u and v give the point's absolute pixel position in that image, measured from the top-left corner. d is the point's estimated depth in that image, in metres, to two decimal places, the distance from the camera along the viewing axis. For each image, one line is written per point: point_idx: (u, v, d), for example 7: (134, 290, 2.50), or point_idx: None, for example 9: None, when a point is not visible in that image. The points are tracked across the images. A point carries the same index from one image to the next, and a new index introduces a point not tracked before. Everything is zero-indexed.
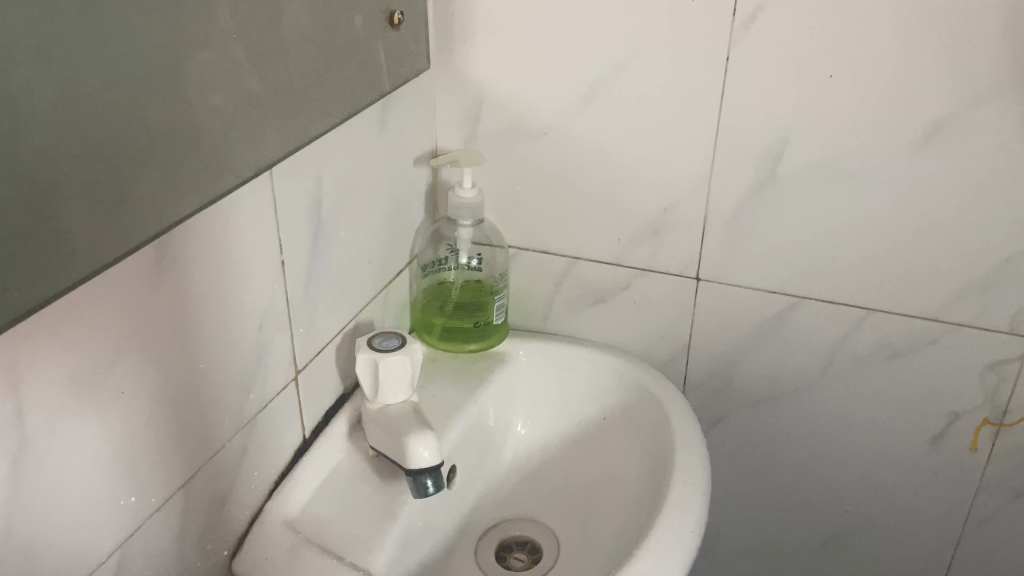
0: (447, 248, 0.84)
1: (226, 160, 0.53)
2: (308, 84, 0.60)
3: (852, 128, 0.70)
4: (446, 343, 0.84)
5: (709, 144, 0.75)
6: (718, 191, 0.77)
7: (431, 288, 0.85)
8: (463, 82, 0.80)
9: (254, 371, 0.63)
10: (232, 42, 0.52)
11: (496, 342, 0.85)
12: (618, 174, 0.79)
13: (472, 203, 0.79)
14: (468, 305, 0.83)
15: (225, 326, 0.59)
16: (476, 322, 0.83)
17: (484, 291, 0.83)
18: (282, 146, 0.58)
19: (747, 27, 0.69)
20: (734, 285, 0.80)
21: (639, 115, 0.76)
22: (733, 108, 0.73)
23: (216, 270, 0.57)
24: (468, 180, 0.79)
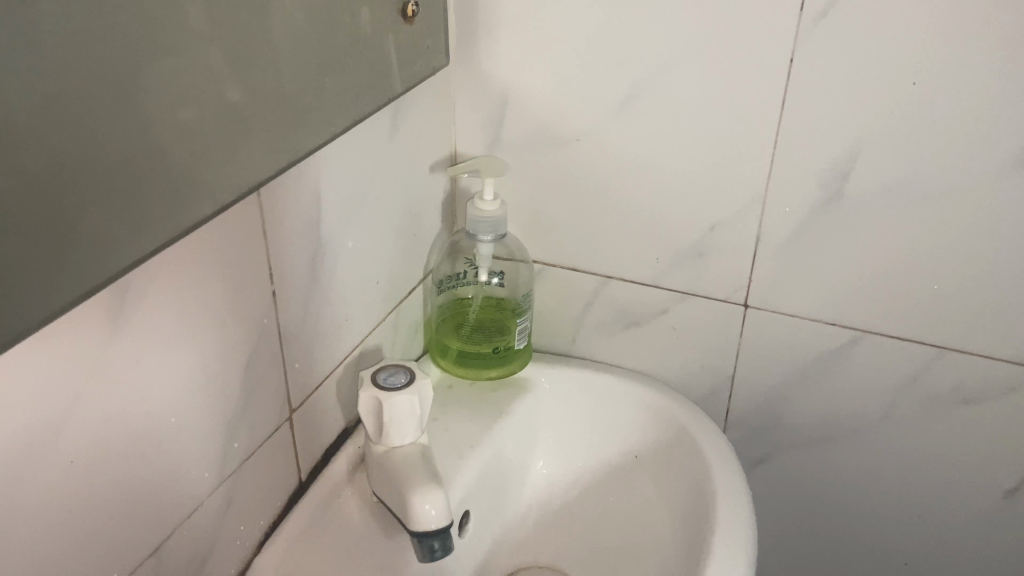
0: (466, 262, 0.76)
1: (201, 181, 0.45)
2: (302, 89, 0.52)
3: (936, 142, 0.60)
4: (461, 369, 0.76)
5: (764, 157, 0.65)
6: (774, 209, 0.67)
7: (447, 306, 0.77)
8: (487, 80, 0.71)
9: (243, 418, 0.55)
10: (208, 44, 0.43)
11: (516, 369, 0.77)
12: (659, 186, 0.70)
13: (495, 217, 0.71)
14: (487, 329, 0.75)
15: (202, 374, 0.50)
16: (495, 347, 0.75)
17: (505, 313, 0.76)
18: (270, 162, 0.50)
19: (815, 23, 0.59)
20: (787, 315, 0.71)
21: (685, 121, 0.66)
22: (795, 116, 0.63)
23: (192, 312, 0.48)
24: (491, 191, 0.71)
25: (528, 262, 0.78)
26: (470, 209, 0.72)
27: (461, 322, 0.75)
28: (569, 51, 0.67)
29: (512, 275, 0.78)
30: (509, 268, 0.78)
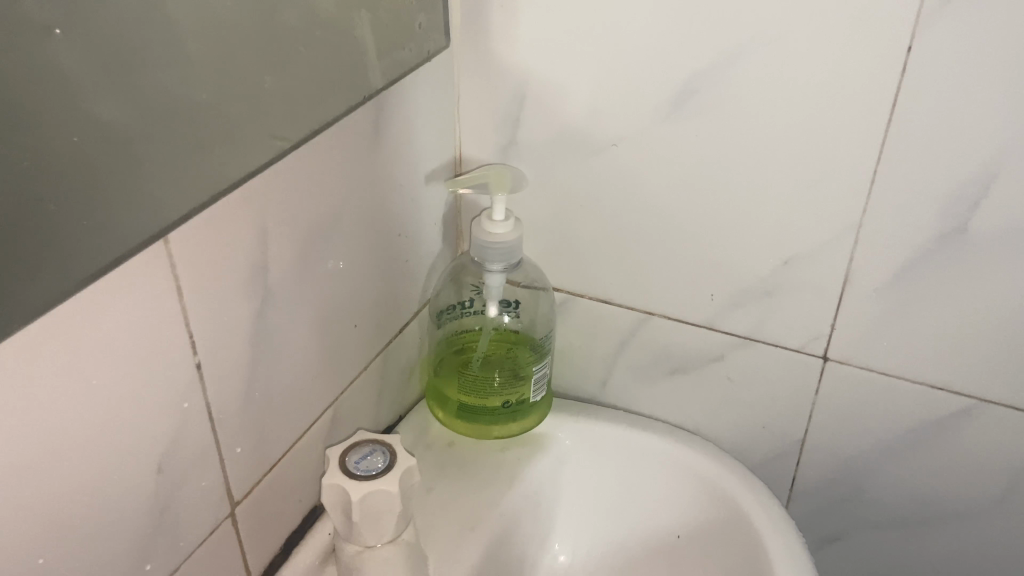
0: (472, 289, 0.62)
1: (60, 226, 0.31)
2: (224, 88, 0.38)
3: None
4: (463, 426, 0.61)
5: (862, 176, 0.50)
6: (874, 243, 0.51)
7: (448, 344, 0.62)
8: (500, 68, 0.56)
9: (154, 531, 0.40)
10: (56, 19, 0.31)
11: (532, 424, 0.62)
12: (718, 208, 0.54)
13: (507, 243, 0.57)
14: (495, 380, 0.60)
15: (77, 489, 0.35)
16: (505, 402, 0.60)
17: (518, 360, 0.60)
18: (183, 194, 0.35)
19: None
20: (879, 374, 0.55)
21: (756, 127, 0.51)
22: (908, 126, 0.47)
23: (55, 410, 0.33)
24: (503, 209, 0.57)
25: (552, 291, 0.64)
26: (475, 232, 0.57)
27: (462, 369, 0.60)
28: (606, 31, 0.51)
29: (532, 305, 0.63)
30: (528, 297, 0.63)
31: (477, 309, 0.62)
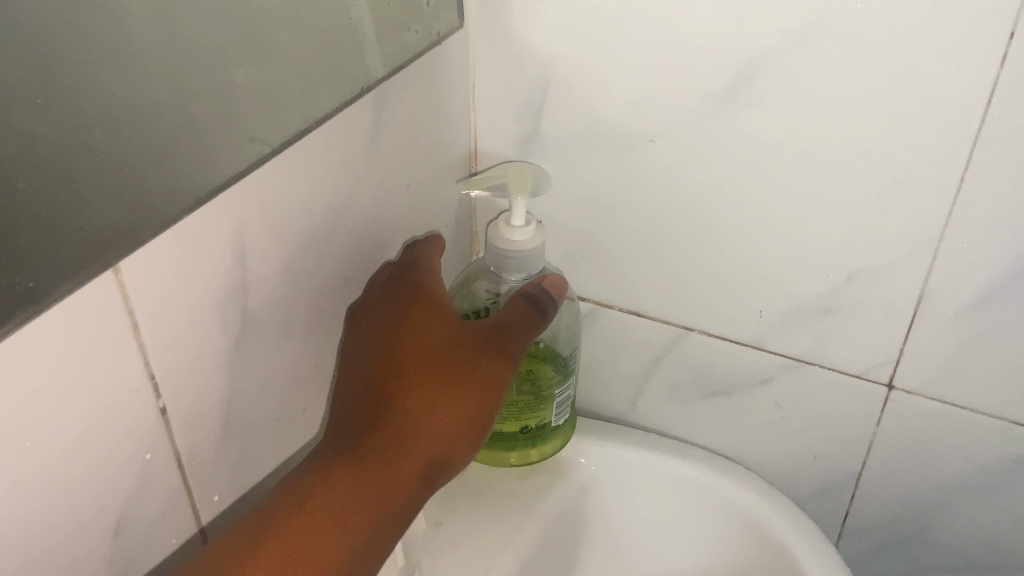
0: (489, 297, 0.53)
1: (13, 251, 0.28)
2: (205, 96, 0.34)
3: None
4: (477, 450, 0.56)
5: (944, 183, 0.42)
6: (957, 259, 0.44)
7: None
8: (522, 53, 0.49)
9: None
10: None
11: (553, 449, 0.56)
12: (772, 213, 0.48)
13: (529, 250, 0.50)
14: (510, 405, 0.53)
15: (17, 566, 0.30)
16: (523, 427, 0.54)
17: (537, 382, 0.53)
18: (156, 205, 0.31)
19: None
20: (951, 405, 0.49)
21: (817, 124, 0.44)
22: (1005, 125, 0.40)
23: None
24: (523, 213, 0.50)
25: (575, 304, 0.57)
26: (492, 238, 0.51)
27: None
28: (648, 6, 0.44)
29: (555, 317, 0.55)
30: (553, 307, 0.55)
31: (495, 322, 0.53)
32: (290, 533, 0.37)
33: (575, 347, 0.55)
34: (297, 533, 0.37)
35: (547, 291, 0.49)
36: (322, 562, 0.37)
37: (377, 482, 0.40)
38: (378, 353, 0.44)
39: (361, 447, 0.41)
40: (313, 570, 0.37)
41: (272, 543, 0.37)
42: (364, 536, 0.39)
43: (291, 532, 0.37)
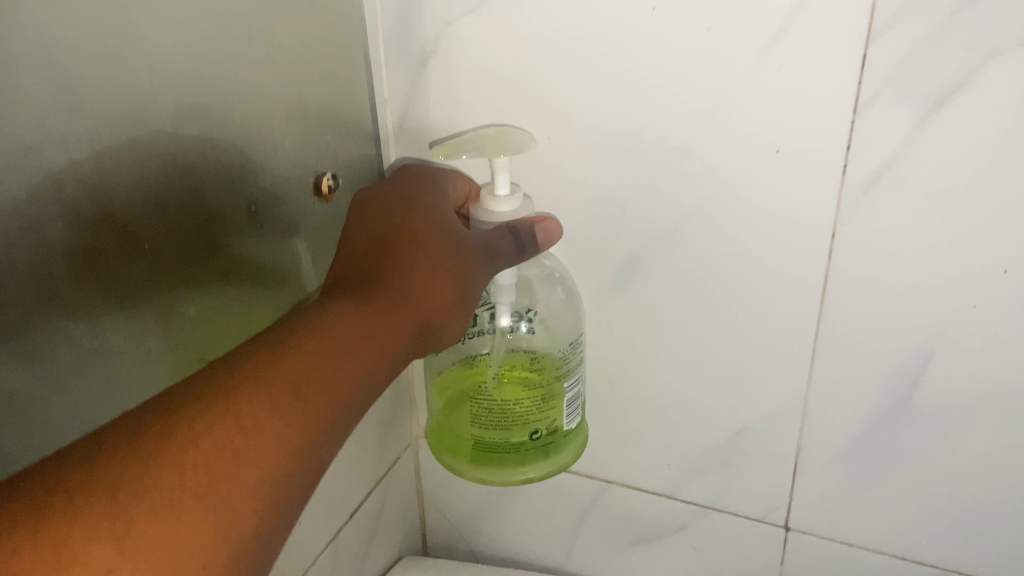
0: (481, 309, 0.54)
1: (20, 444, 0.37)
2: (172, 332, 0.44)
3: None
4: (478, 471, 0.53)
5: (804, 353, 0.50)
6: (824, 415, 0.51)
7: (461, 373, 0.54)
8: None
9: None
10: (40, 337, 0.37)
11: (564, 458, 0.55)
12: (666, 372, 0.55)
13: (518, 219, 0.50)
14: (513, 406, 0.52)
15: None
16: (530, 430, 0.52)
17: (538, 376, 0.52)
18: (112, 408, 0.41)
19: (862, 195, 0.45)
20: (842, 544, 0.54)
21: (694, 306, 0.52)
22: (840, 306, 0.48)
23: None
24: (507, 182, 0.49)
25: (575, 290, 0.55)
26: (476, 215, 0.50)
27: (473, 396, 0.53)
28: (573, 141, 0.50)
29: (548, 307, 0.55)
30: (547, 296, 0.55)
31: (487, 331, 0.54)
32: (297, 363, 0.36)
33: (572, 338, 0.55)
34: (303, 364, 0.36)
35: (536, 234, 0.50)
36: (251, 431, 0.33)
37: (385, 332, 0.41)
38: (372, 242, 0.46)
39: (369, 303, 0.41)
40: (241, 441, 0.33)
41: (280, 367, 0.35)
42: (356, 383, 0.39)
43: (295, 364, 0.36)
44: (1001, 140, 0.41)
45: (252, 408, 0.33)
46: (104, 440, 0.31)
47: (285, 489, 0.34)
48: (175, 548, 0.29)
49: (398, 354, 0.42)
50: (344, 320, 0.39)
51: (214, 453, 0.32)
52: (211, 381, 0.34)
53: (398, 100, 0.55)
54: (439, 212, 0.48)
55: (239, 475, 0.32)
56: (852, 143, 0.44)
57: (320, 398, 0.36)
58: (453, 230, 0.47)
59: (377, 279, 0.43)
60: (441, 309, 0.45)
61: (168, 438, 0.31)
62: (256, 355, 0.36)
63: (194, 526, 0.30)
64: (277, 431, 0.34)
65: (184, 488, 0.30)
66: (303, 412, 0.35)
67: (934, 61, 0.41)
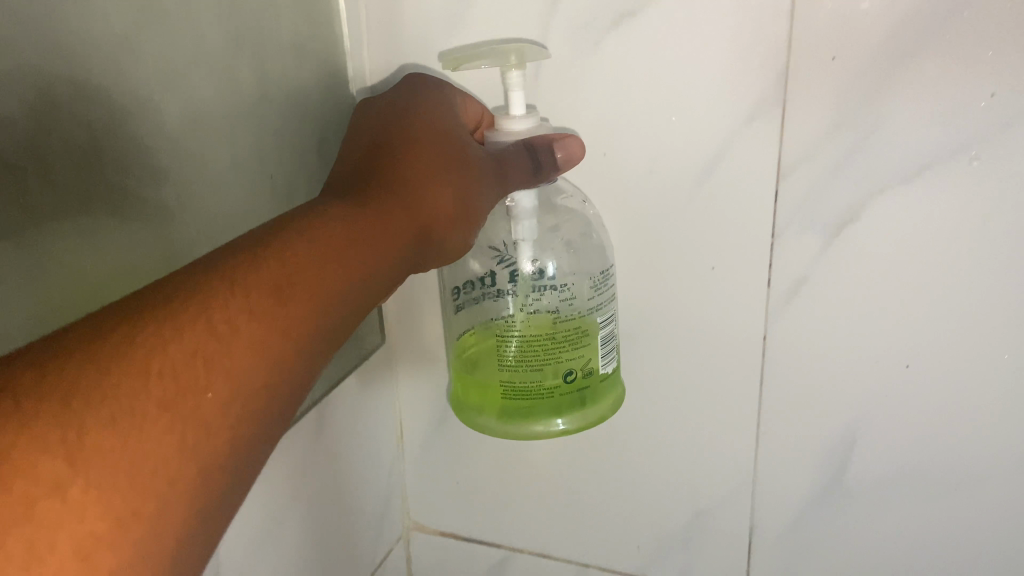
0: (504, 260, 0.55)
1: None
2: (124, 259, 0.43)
3: (974, 416, 0.51)
4: (510, 427, 0.53)
5: (748, 440, 0.57)
6: (770, 495, 0.58)
7: (489, 331, 0.54)
8: (429, 355, 0.64)
9: None
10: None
11: (600, 409, 0.54)
12: (637, 455, 0.61)
13: (538, 136, 0.50)
14: (542, 350, 0.52)
15: None
16: (564, 373, 0.52)
17: (565, 318, 0.52)
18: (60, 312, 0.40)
19: (786, 303, 0.53)
20: None
21: (652, 399, 0.59)
22: (776, 398, 0.56)
23: None
24: (521, 103, 0.50)
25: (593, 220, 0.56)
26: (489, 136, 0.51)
27: (503, 347, 0.53)
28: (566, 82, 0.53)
29: (578, 245, 0.56)
30: (577, 237, 0.56)
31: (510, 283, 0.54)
32: (279, 266, 0.36)
33: (602, 269, 0.55)
34: (286, 266, 0.36)
35: (555, 151, 0.50)
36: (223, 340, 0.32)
37: (377, 238, 0.42)
38: (372, 165, 0.46)
39: (359, 213, 0.42)
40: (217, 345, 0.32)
41: (268, 261, 0.36)
42: (343, 292, 0.39)
43: (280, 263, 0.36)
44: (892, 258, 0.50)
45: (227, 312, 0.33)
46: (64, 341, 0.29)
47: (261, 402, 0.34)
48: (138, 463, 0.28)
49: (392, 261, 0.43)
50: (331, 229, 0.40)
51: (184, 359, 0.31)
52: (183, 285, 0.33)
53: None
54: (430, 138, 0.47)
55: (211, 386, 0.32)
56: (773, 261, 0.53)
57: (304, 303, 0.36)
58: (454, 147, 0.48)
59: (380, 185, 0.45)
60: (441, 217, 0.46)
61: (131, 344, 0.30)
62: (234, 261, 0.35)
63: (159, 441, 0.29)
64: (256, 336, 0.34)
65: (149, 402, 0.29)
66: (289, 314, 0.35)
67: (833, 195, 0.50)
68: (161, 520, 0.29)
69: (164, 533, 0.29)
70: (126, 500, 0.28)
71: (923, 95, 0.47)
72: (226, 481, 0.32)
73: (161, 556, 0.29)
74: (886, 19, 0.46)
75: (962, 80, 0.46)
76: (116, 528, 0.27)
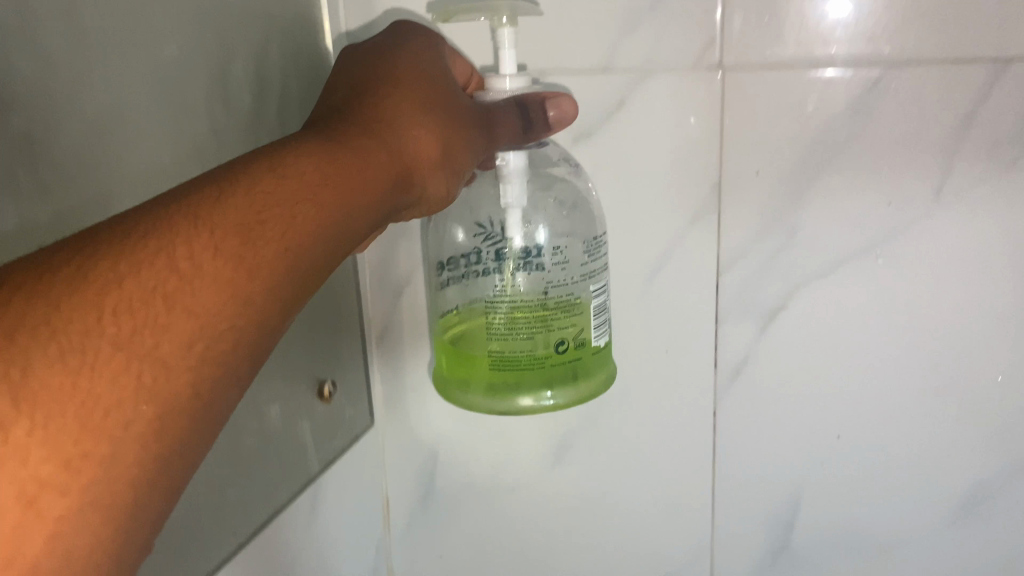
0: (489, 233, 0.56)
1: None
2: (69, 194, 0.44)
3: (903, 470, 0.59)
4: (502, 402, 0.54)
5: (706, 508, 0.64)
6: (728, 558, 0.64)
7: (471, 309, 0.55)
8: (413, 436, 0.69)
9: None
10: None
11: (584, 389, 0.54)
12: (611, 517, 0.66)
13: (531, 93, 0.52)
14: (526, 326, 0.53)
15: None
16: (556, 344, 0.53)
17: (549, 294, 0.53)
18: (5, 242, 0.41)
19: (732, 383, 0.61)
20: None
21: (618, 473, 0.65)
22: (728, 468, 0.62)
23: None
24: (512, 62, 0.52)
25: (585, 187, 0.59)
26: (481, 93, 0.52)
27: (486, 324, 0.54)
28: (541, 44, 0.57)
29: (564, 209, 0.57)
30: (564, 207, 0.57)
31: (491, 260, 0.55)
32: (248, 199, 0.34)
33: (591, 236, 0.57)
34: (257, 204, 0.34)
35: (547, 108, 0.52)
36: (183, 273, 0.31)
37: (351, 181, 0.39)
38: (345, 108, 0.43)
39: (335, 152, 0.39)
40: (177, 278, 0.31)
41: (239, 195, 0.34)
42: (318, 227, 0.37)
43: (248, 199, 0.34)
44: (820, 340, 0.58)
45: (190, 246, 0.31)
46: (14, 278, 0.29)
47: (229, 341, 0.32)
48: (88, 403, 0.28)
49: (370, 201, 0.40)
50: (306, 167, 0.37)
51: (144, 292, 0.30)
52: (147, 217, 0.32)
53: (380, 320, 0.66)
54: (407, 87, 0.44)
55: (170, 321, 0.30)
56: (718, 344, 0.60)
57: (275, 242, 0.34)
58: (433, 94, 0.45)
59: (355, 123, 0.41)
60: (419, 161, 0.43)
61: (85, 279, 0.29)
62: (200, 195, 0.33)
63: (110, 382, 0.29)
64: (224, 272, 0.32)
65: (101, 340, 0.29)
66: (264, 253, 0.34)
67: (767, 287, 0.58)
68: (112, 462, 0.29)
69: (114, 476, 0.29)
70: (75, 438, 0.28)
71: (839, 197, 0.55)
72: (192, 426, 0.31)
73: (116, 495, 0.29)
74: (802, 135, 0.54)
75: (867, 191, 0.54)
76: (64, 469, 0.28)
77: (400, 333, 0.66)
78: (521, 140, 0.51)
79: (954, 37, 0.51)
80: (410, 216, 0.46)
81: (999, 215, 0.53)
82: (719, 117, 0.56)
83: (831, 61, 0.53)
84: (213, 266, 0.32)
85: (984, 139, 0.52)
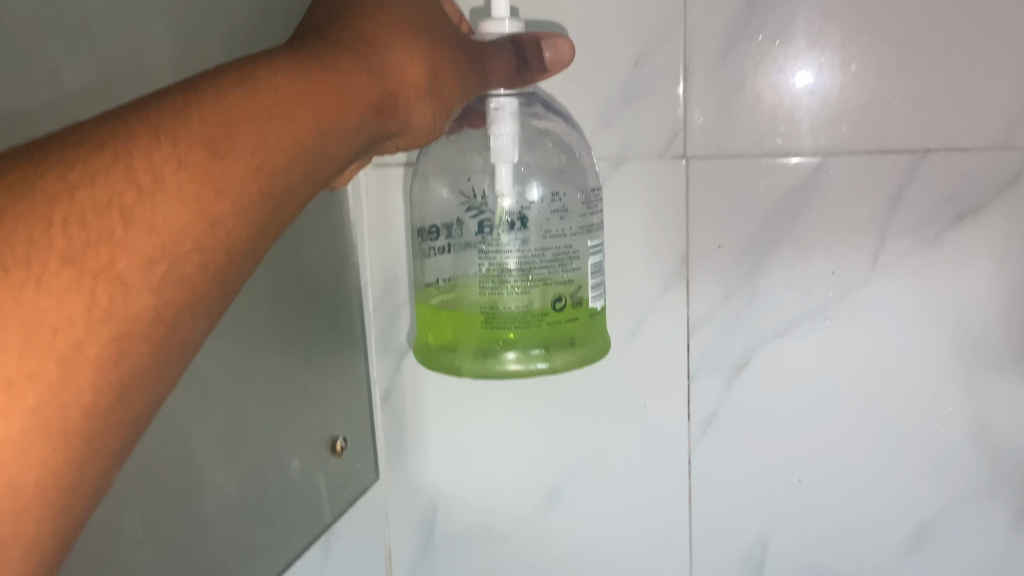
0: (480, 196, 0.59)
1: None
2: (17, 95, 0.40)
3: (855, 511, 0.66)
4: (496, 364, 0.57)
5: (684, 549, 0.70)
6: None
7: (464, 276, 0.58)
8: (415, 488, 0.75)
9: None
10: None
11: (572, 355, 0.58)
12: (597, 559, 0.72)
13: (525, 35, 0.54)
14: (518, 287, 0.56)
15: None
16: (553, 301, 0.56)
17: (542, 252, 0.56)
18: None
19: (704, 433, 0.67)
20: None
21: (604, 519, 0.71)
22: (703, 512, 0.69)
23: None
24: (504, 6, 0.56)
25: (573, 147, 0.63)
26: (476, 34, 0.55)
27: (480, 287, 0.57)
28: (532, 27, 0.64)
29: (555, 160, 0.61)
30: (555, 160, 0.61)
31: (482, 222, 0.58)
32: (215, 113, 0.32)
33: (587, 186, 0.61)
34: (225, 116, 0.33)
35: (542, 49, 0.54)
36: (142, 186, 0.29)
37: (331, 100, 0.37)
38: (324, 27, 0.41)
39: (314, 66, 0.37)
40: (134, 193, 0.29)
41: (207, 108, 0.32)
42: (295, 146, 0.35)
43: (214, 112, 0.32)
44: (779, 392, 0.65)
45: (150, 160, 0.30)
46: None
47: (196, 267, 0.31)
48: (32, 326, 0.27)
49: (353, 126, 0.39)
50: (282, 81, 0.35)
51: (98, 206, 0.29)
52: (106, 130, 0.31)
53: (384, 384, 0.73)
54: (395, 9, 0.43)
55: (127, 237, 0.29)
56: (690, 399, 0.67)
57: (246, 156, 0.33)
58: (417, 20, 0.44)
59: (335, 42, 0.40)
60: (407, 86, 0.42)
61: (29, 188, 0.28)
62: (161, 107, 0.32)
63: (58, 299, 0.27)
64: (188, 187, 0.30)
65: (47, 255, 0.27)
66: (231, 171, 0.32)
67: (732, 345, 0.65)
68: (62, 386, 0.28)
69: (62, 403, 0.28)
70: (19, 356, 0.27)
71: (791, 265, 0.63)
72: (155, 358, 0.31)
73: (60, 429, 0.28)
74: (756, 211, 0.63)
75: (813, 260, 0.63)
76: (7, 389, 0.26)
77: (404, 393, 0.73)
78: (515, 79, 0.54)
79: (881, 131, 0.60)
80: (396, 142, 0.46)
81: (926, 284, 0.61)
82: (685, 195, 0.64)
83: (777, 149, 0.62)
84: (174, 181, 0.30)
85: (910, 217, 0.60)
